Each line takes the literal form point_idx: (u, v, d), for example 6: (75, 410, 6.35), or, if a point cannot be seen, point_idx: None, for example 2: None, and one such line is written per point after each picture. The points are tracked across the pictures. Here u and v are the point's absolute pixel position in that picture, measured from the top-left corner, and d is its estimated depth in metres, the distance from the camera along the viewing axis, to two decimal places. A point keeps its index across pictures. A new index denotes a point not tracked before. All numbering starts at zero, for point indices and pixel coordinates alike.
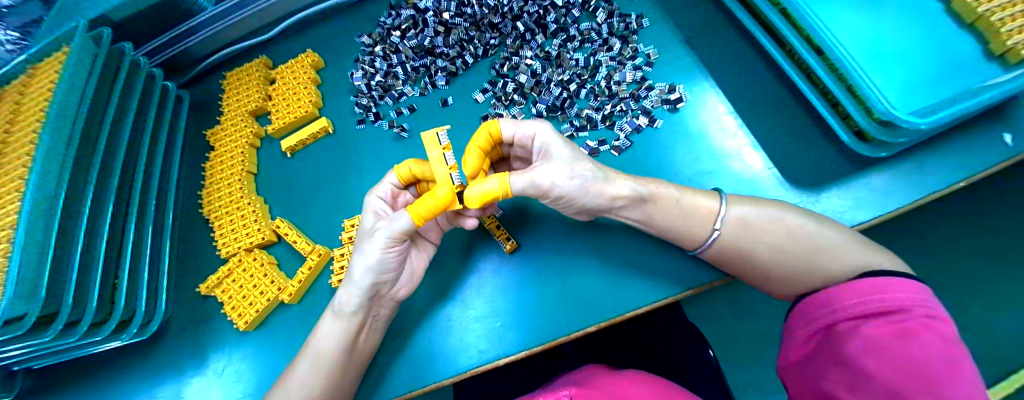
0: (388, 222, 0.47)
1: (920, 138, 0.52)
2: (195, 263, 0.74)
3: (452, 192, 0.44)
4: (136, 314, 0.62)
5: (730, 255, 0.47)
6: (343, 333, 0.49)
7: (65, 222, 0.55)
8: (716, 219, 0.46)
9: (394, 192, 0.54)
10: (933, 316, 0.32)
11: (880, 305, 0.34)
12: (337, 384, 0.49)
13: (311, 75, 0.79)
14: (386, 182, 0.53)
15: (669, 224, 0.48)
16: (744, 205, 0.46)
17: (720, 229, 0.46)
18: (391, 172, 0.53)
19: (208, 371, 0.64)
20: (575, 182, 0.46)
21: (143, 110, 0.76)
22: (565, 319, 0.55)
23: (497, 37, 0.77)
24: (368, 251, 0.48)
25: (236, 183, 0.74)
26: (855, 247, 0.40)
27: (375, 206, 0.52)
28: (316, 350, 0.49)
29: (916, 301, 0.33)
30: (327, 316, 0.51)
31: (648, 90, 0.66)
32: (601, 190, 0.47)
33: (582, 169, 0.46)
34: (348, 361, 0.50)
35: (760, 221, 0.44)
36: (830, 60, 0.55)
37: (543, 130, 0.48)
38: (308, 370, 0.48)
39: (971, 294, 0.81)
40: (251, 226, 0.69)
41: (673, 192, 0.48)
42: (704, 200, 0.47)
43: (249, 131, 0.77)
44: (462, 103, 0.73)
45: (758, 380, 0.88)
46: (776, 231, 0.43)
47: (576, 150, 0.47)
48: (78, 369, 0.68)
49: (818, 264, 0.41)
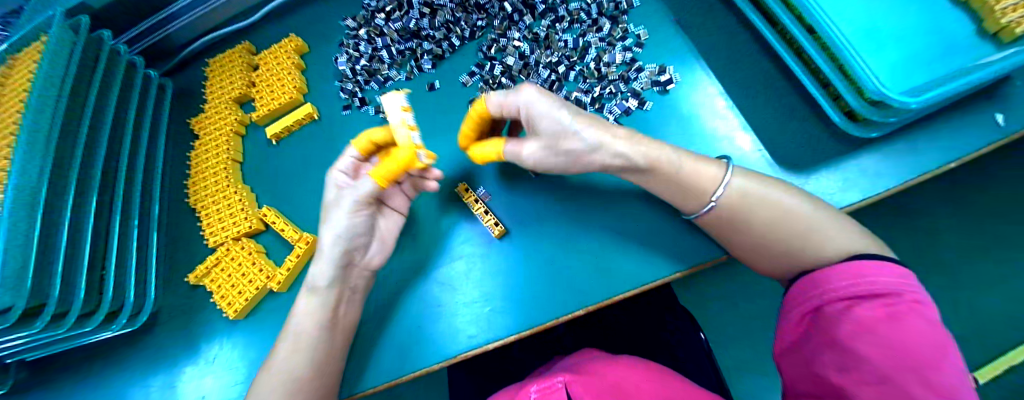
0: (355, 186, 0.51)
1: (911, 118, 0.51)
2: (183, 254, 0.74)
3: (410, 154, 0.47)
4: (126, 306, 0.63)
5: (725, 227, 0.46)
6: (321, 307, 0.50)
7: (49, 214, 0.54)
8: (717, 188, 0.44)
9: (354, 164, 0.53)
10: (921, 301, 0.33)
11: (871, 288, 0.33)
12: (323, 363, 0.49)
13: (295, 60, 0.78)
14: (345, 156, 0.52)
15: (666, 191, 0.48)
16: (748, 179, 0.44)
17: (717, 200, 0.44)
18: (348, 145, 0.53)
19: (201, 360, 0.65)
20: (560, 158, 0.48)
21: (124, 99, 0.74)
22: (554, 305, 0.55)
23: (484, 18, 0.75)
24: (336, 218, 0.50)
25: (222, 171, 0.73)
26: (849, 233, 0.40)
27: (337, 180, 0.52)
28: (298, 328, 0.49)
29: (905, 286, 0.33)
30: (304, 293, 0.51)
31: (637, 72, 0.65)
32: (591, 161, 0.48)
33: (567, 144, 0.46)
34: (330, 336, 0.50)
35: (759, 198, 0.43)
36: (823, 40, 0.54)
37: (530, 101, 0.47)
38: (290, 348, 0.48)
39: (959, 275, 0.82)
40: (238, 214, 0.68)
41: (675, 157, 0.45)
42: (706, 168, 0.45)
43: (233, 119, 0.76)
44: (450, 87, 0.71)
45: (747, 362, 0.90)
46: (773, 208, 0.42)
47: (562, 119, 0.46)
48: (73, 359, 0.69)
49: (811, 242, 0.40)
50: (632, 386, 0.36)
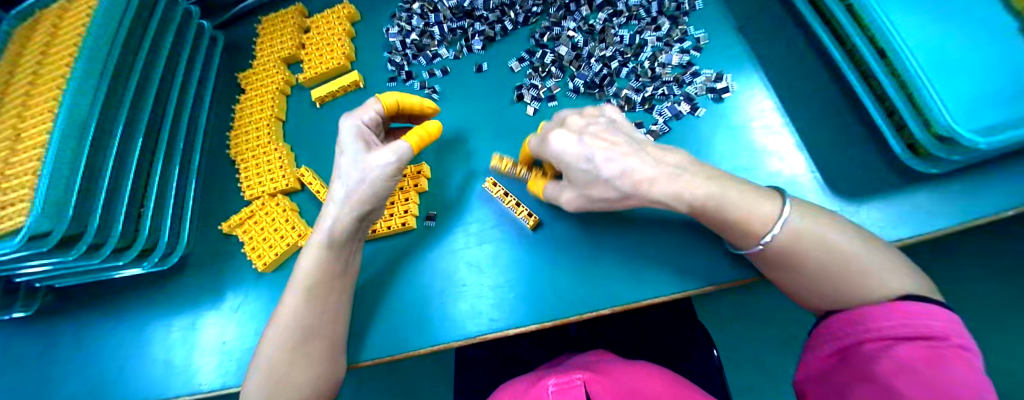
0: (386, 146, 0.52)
1: (979, 158, 0.47)
2: (216, 203, 0.75)
3: (440, 126, 0.58)
4: (159, 245, 0.65)
5: (775, 260, 0.43)
6: (334, 258, 0.51)
7: (96, 147, 0.56)
8: (772, 226, 0.41)
9: (376, 120, 0.57)
10: (966, 347, 0.31)
11: (919, 331, 0.32)
12: (333, 313, 0.50)
13: (346, 26, 0.78)
14: (369, 108, 0.56)
15: (713, 226, 0.46)
16: (807, 217, 0.41)
17: (767, 241, 0.42)
18: (374, 100, 0.56)
19: (224, 306, 0.66)
20: (598, 203, 0.49)
21: (176, 48, 0.75)
22: (577, 298, 0.55)
23: (539, 4, 0.73)
24: (367, 174, 0.51)
25: (265, 127, 0.74)
26: (907, 279, 0.37)
27: (356, 129, 0.54)
28: (305, 279, 0.49)
29: (951, 330, 0.31)
30: (315, 242, 0.51)
31: (693, 76, 0.63)
32: (627, 203, 0.47)
33: (600, 190, 0.46)
34: (339, 282, 0.51)
35: (813, 236, 0.40)
36: (894, 65, 0.52)
37: (558, 150, 0.47)
38: (300, 299, 0.49)
39: (994, 329, 0.79)
40: (277, 171, 0.69)
41: (718, 191, 0.42)
42: (760, 203, 0.42)
43: (281, 78, 0.77)
44: (497, 70, 0.71)
45: (755, 386, 0.88)
46: (824, 249, 0.39)
47: (592, 171, 0.45)
48: (104, 291, 0.71)
49: (861, 285, 0.37)
50: (651, 392, 0.35)
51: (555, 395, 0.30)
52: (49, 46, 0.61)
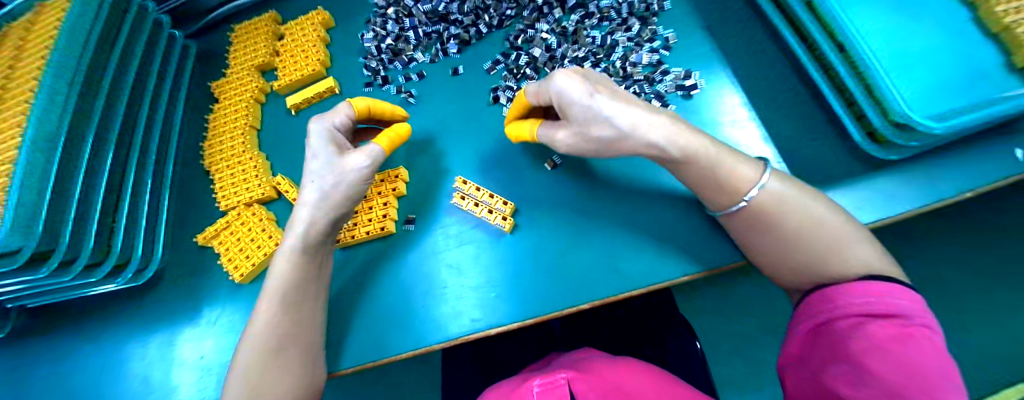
0: (358, 150, 0.53)
1: (937, 142, 0.49)
2: (192, 214, 0.74)
3: (408, 128, 0.59)
4: (133, 260, 0.63)
5: (752, 229, 0.44)
6: (307, 263, 0.51)
7: (66, 160, 0.55)
8: (751, 188, 0.43)
9: (347, 123, 0.57)
10: (929, 324, 0.32)
11: (887, 309, 0.33)
12: (307, 320, 0.50)
13: (320, 32, 0.78)
14: (340, 111, 0.56)
15: (697, 184, 0.47)
16: (785, 183, 0.43)
17: (748, 201, 0.43)
18: (343, 103, 0.56)
19: (202, 320, 0.65)
20: (593, 144, 0.49)
21: (148, 58, 0.74)
22: (557, 295, 0.55)
23: (513, 8, 0.74)
24: (343, 176, 0.51)
25: (240, 136, 0.73)
26: (873, 249, 0.39)
27: (327, 133, 0.54)
28: (278, 286, 0.49)
29: (916, 308, 0.33)
30: (288, 247, 0.50)
31: (663, 74, 0.64)
32: (621, 147, 0.47)
33: (598, 129, 0.46)
34: (310, 287, 0.51)
35: (789, 205, 0.41)
36: (853, 58, 0.54)
37: (561, 87, 0.47)
38: (274, 307, 0.48)
39: (962, 310, 0.82)
40: (252, 181, 0.69)
41: (709, 149, 0.44)
42: (745, 165, 0.44)
43: (255, 86, 0.76)
44: (473, 73, 0.71)
45: (739, 378, 0.90)
46: (802, 218, 0.41)
47: (592, 107, 0.45)
48: (75, 309, 0.69)
49: (835, 256, 0.38)
50: (635, 389, 0.36)
51: (539, 396, 0.31)
52: (13, 60, 0.59)
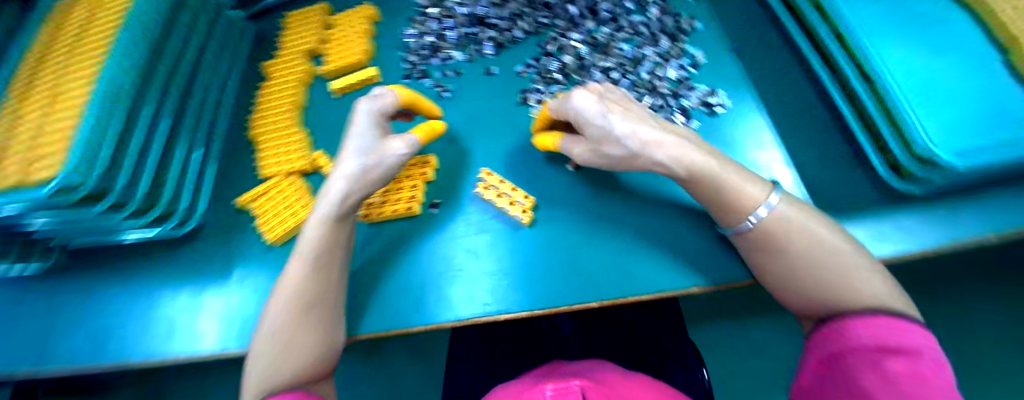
0: (397, 138, 0.58)
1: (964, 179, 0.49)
2: (231, 180, 0.79)
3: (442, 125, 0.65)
4: (176, 212, 0.68)
5: (762, 250, 0.45)
6: (333, 234, 0.53)
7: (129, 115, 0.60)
8: (758, 208, 0.44)
9: (389, 109, 0.60)
10: (944, 364, 0.30)
11: (894, 344, 0.32)
12: (325, 293, 0.52)
13: (366, 25, 0.83)
14: (384, 98, 0.59)
15: (709, 201, 0.48)
16: (794, 207, 0.44)
17: (754, 223, 0.44)
18: (389, 91, 0.60)
19: (230, 282, 0.69)
20: (605, 158, 0.53)
21: (209, 33, 0.81)
22: (566, 289, 0.57)
23: (548, 17, 0.79)
24: (381, 160, 0.56)
25: (285, 113, 0.79)
26: (882, 279, 0.39)
27: (368, 116, 0.57)
28: (308, 249, 0.52)
29: (929, 348, 0.31)
30: (316, 217, 0.53)
31: (689, 90, 0.66)
32: (631, 163, 0.51)
33: (611, 147, 0.50)
34: (331, 255, 0.53)
35: (798, 228, 0.42)
36: (878, 90, 0.55)
37: (577, 106, 0.50)
38: (302, 266, 0.51)
39: None
40: (294, 153, 0.74)
41: (717, 166, 0.45)
42: (754, 186, 0.45)
43: (301, 69, 0.82)
44: (506, 74, 0.75)
45: None
46: (810, 242, 0.41)
47: (605, 127, 0.48)
48: (117, 255, 0.75)
49: (844, 283, 0.39)
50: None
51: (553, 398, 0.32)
52: (93, 20, 0.66)
